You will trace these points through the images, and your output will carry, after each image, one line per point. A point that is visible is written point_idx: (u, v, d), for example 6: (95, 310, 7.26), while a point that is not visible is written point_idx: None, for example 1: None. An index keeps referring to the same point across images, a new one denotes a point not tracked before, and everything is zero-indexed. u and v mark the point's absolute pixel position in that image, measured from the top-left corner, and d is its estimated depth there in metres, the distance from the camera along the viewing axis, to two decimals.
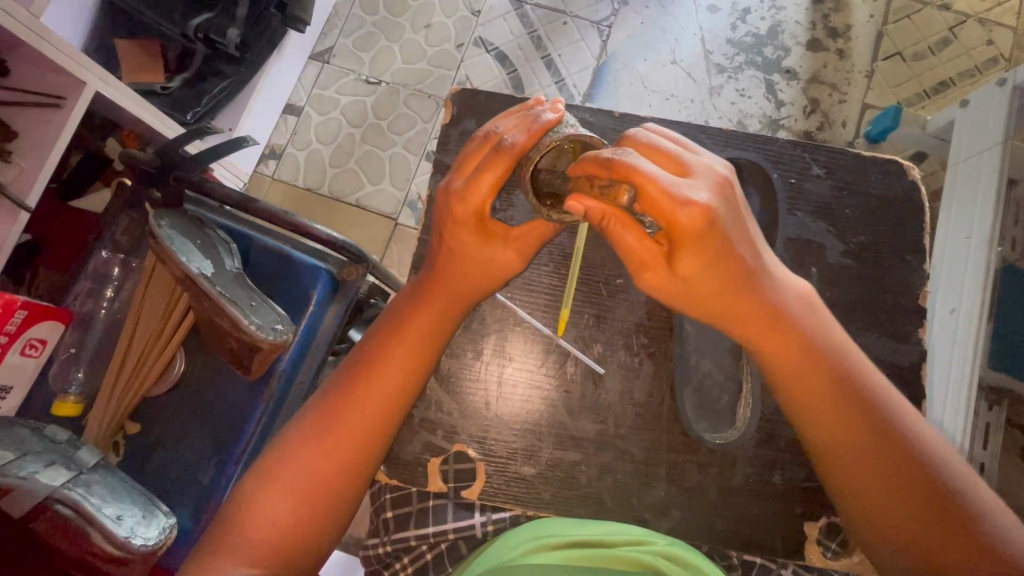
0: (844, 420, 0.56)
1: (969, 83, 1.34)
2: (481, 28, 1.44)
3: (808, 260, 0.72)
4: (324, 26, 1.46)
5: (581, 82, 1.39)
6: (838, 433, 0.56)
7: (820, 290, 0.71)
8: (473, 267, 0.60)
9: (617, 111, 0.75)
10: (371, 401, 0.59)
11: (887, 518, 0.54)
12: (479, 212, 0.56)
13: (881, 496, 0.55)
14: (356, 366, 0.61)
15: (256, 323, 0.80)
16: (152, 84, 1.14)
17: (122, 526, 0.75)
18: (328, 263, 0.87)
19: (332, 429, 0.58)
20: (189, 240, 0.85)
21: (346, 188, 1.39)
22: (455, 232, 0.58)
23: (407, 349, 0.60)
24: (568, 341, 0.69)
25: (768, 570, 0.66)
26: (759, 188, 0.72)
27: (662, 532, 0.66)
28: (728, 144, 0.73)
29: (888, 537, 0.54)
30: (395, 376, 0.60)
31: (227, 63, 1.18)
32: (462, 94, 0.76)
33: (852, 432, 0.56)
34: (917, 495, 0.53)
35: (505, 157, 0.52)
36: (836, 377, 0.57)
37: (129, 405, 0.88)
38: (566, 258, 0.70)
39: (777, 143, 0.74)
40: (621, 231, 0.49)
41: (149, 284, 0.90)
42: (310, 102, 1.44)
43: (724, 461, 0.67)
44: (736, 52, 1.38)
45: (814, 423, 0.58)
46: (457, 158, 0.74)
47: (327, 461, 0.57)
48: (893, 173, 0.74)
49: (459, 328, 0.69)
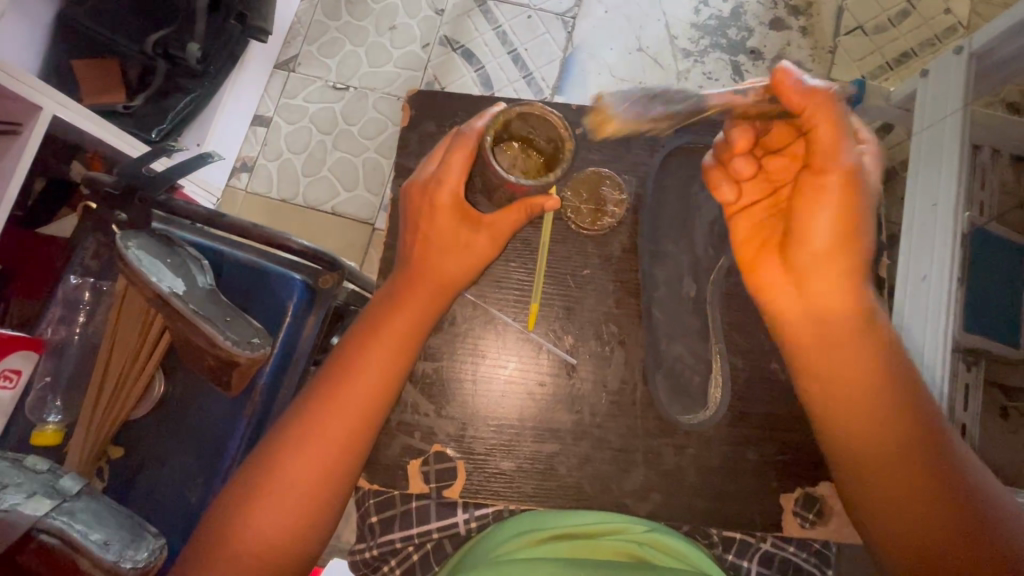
0: (865, 395, 0.59)
1: (930, 52, 1.36)
2: (446, 26, 1.44)
3: None
4: (287, 35, 1.45)
5: (549, 75, 1.39)
6: (858, 401, 0.59)
7: None
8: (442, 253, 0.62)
9: (573, 103, 0.75)
10: (348, 401, 0.59)
11: (895, 479, 0.57)
12: (452, 194, 0.61)
13: (897, 470, 0.57)
14: (335, 365, 0.61)
15: (231, 339, 0.80)
16: (114, 104, 1.14)
17: (110, 550, 0.74)
18: (303, 273, 0.88)
19: (319, 430, 0.58)
20: (159, 259, 0.85)
21: (321, 196, 1.38)
22: (432, 218, 0.62)
23: (389, 347, 0.61)
24: (538, 334, 0.70)
25: (748, 544, 0.68)
26: None
27: (644, 516, 0.66)
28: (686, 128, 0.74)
29: (898, 504, 0.57)
30: (378, 373, 0.60)
31: (190, 78, 1.20)
32: (418, 96, 0.75)
33: (865, 398, 0.59)
34: (922, 473, 0.56)
35: (467, 139, 0.59)
36: (888, 374, 0.59)
37: (107, 432, 0.86)
38: (531, 252, 0.71)
39: None
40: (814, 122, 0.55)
41: (122, 310, 0.89)
42: (278, 112, 1.43)
43: (700, 442, 0.68)
44: (700, 36, 1.39)
45: (848, 420, 0.60)
46: (417, 160, 0.74)
47: (309, 471, 0.57)
48: None
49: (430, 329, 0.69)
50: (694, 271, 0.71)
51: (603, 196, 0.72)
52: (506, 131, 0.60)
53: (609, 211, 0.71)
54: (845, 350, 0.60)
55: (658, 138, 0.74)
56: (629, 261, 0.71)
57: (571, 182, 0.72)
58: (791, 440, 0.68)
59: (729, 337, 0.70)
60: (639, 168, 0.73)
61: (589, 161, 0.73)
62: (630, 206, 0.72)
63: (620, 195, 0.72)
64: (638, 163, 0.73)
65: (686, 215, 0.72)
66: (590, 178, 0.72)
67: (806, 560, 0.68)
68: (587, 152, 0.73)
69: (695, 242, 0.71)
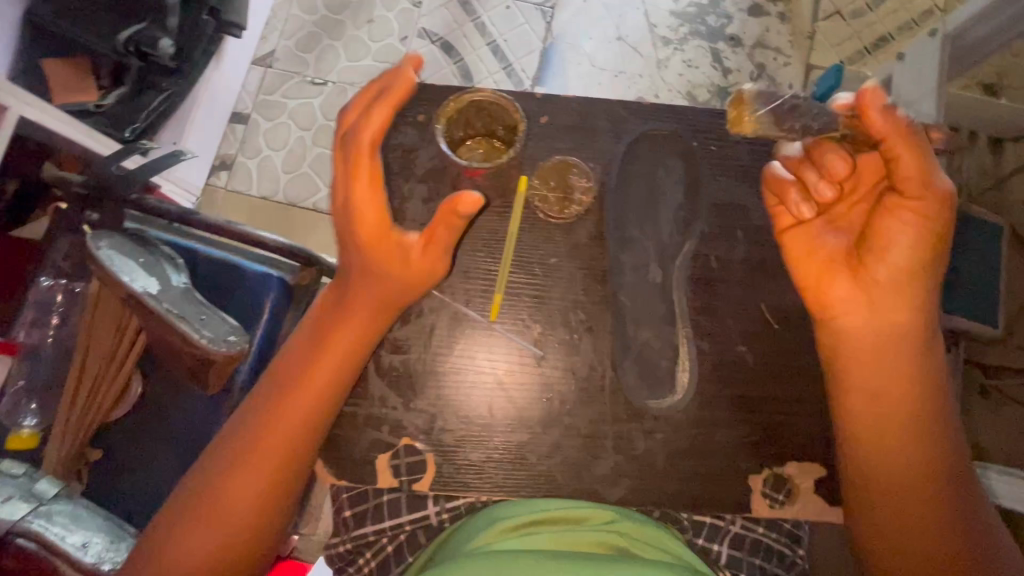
0: (903, 428, 0.61)
1: (908, 36, 1.36)
2: (424, 19, 1.43)
3: (736, 223, 0.73)
4: (263, 30, 1.44)
5: (529, 66, 1.39)
6: (896, 433, 0.61)
7: (751, 250, 0.72)
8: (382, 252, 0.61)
9: (540, 92, 0.74)
10: (285, 416, 0.61)
11: (910, 510, 0.61)
12: (375, 170, 0.59)
13: (910, 501, 0.61)
14: (280, 369, 0.64)
15: (207, 337, 0.79)
16: (85, 103, 1.12)
17: (89, 553, 0.74)
18: (281, 271, 0.89)
19: (259, 446, 0.61)
20: (132, 258, 0.84)
21: (301, 193, 1.37)
22: (359, 200, 0.59)
23: (336, 353, 0.63)
24: (504, 325, 0.70)
25: (718, 528, 0.71)
26: (684, 155, 0.73)
27: (614, 501, 0.67)
28: (652, 115, 0.74)
29: (914, 536, 0.61)
30: (322, 379, 0.62)
31: (164, 76, 1.19)
32: None
33: (904, 433, 0.61)
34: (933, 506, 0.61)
35: (391, 95, 0.58)
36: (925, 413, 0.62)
37: (85, 434, 0.86)
38: (499, 242, 0.71)
39: (700, 111, 0.74)
40: (898, 144, 0.56)
41: (95, 312, 0.88)
42: (256, 109, 1.41)
43: (668, 426, 0.68)
44: (679, 24, 1.39)
45: (882, 446, 0.62)
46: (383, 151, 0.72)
47: (261, 472, 0.60)
48: None
49: (399, 321, 0.69)
50: (661, 257, 0.71)
51: (570, 184, 0.72)
52: (457, 117, 0.68)
53: (576, 200, 0.72)
54: (898, 386, 0.61)
55: (625, 125, 0.74)
56: (597, 248, 0.71)
57: (537, 171, 0.72)
58: (761, 422, 0.69)
59: (696, 322, 0.70)
60: (606, 155, 0.73)
61: (556, 149, 0.73)
62: (596, 193, 0.72)
63: (586, 182, 0.72)
64: (605, 150, 0.73)
65: (652, 201, 0.72)
66: (557, 167, 0.72)
67: (777, 540, 0.72)
68: (553, 141, 0.73)
69: (661, 228, 0.71)
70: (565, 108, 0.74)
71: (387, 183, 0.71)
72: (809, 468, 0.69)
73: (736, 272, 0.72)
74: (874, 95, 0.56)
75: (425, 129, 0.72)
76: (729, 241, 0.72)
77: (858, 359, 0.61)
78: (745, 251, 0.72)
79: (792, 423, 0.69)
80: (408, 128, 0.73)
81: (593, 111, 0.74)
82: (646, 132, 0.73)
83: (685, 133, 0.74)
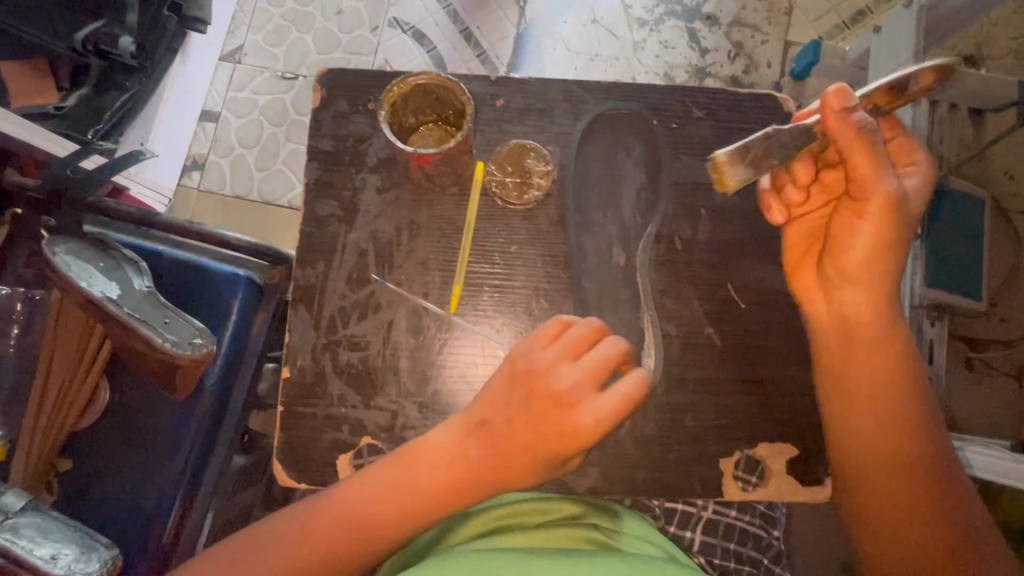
0: (883, 428, 0.60)
1: (886, 8, 1.34)
2: (395, 7, 1.39)
3: (696, 202, 0.71)
4: (229, 25, 1.40)
5: (503, 52, 1.36)
6: (878, 434, 0.60)
7: (714, 230, 0.71)
8: (515, 419, 0.54)
9: (494, 75, 0.72)
10: (352, 518, 0.55)
11: (899, 515, 0.59)
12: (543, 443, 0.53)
13: (894, 505, 0.59)
14: (393, 466, 0.57)
15: (171, 340, 0.77)
16: (44, 106, 1.07)
17: (59, 565, 0.72)
18: (249, 269, 0.87)
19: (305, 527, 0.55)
20: (90, 263, 0.81)
21: (275, 191, 1.35)
22: (495, 432, 0.55)
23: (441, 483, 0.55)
24: (463, 316, 0.68)
25: (690, 514, 0.72)
26: (644, 135, 0.71)
27: (582, 492, 0.66)
28: (611, 95, 0.72)
29: (903, 543, 0.58)
30: (415, 498, 0.55)
31: (126, 75, 1.15)
32: (334, 75, 0.72)
33: (887, 432, 0.60)
34: (922, 510, 0.58)
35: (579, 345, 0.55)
36: (909, 413, 0.60)
37: (53, 446, 0.84)
38: (457, 232, 0.70)
39: (659, 89, 0.73)
40: (857, 154, 0.56)
41: (58, 322, 0.86)
42: (227, 106, 1.38)
43: (636, 413, 0.67)
44: (654, 4, 1.36)
45: (864, 446, 0.61)
46: (332, 142, 0.71)
47: (318, 556, 0.54)
48: (772, 106, 0.74)
49: (355, 316, 0.68)
50: (624, 240, 0.69)
51: (527, 169, 0.70)
52: (403, 104, 0.65)
53: (535, 184, 0.70)
54: (876, 376, 0.61)
55: (583, 106, 0.72)
56: (557, 234, 0.70)
57: (493, 157, 0.71)
58: (731, 405, 0.68)
59: (660, 305, 0.69)
60: (563, 138, 0.71)
61: (512, 134, 0.71)
62: (555, 177, 0.70)
63: (544, 166, 0.70)
64: (562, 134, 0.71)
65: (613, 184, 0.70)
66: (513, 151, 0.71)
67: (751, 522, 0.72)
68: (509, 125, 0.71)
69: (624, 211, 0.69)
70: (521, 91, 0.72)
71: (340, 174, 0.70)
72: (780, 448, 0.68)
73: (700, 253, 0.70)
74: (836, 100, 0.55)
75: (375, 117, 0.71)
76: (693, 222, 0.71)
77: (846, 359, 0.62)
78: (708, 231, 0.71)
79: (764, 405, 0.68)
80: (359, 117, 0.71)
81: (549, 93, 0.72)
82: (605, 114, 0.72)
83: (645, 113, 0.72)
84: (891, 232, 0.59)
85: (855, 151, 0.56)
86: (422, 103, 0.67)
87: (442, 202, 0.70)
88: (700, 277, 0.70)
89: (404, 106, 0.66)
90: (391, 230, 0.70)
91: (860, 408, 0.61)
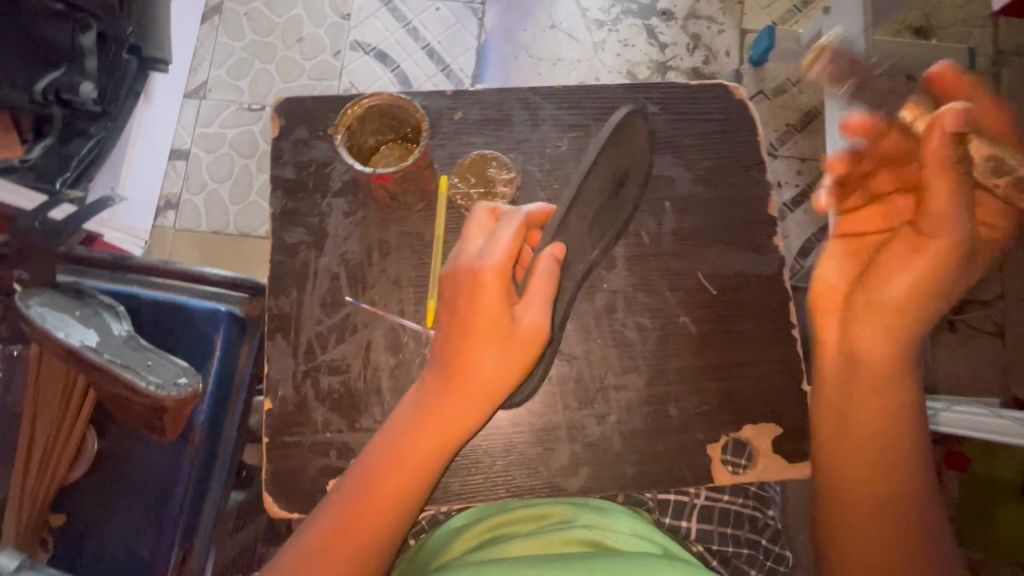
0: (882, 440, 0.61)
1: None
2: (355, 30, 1.40)
3: (658, 195, 0.72)
4: (191, 62, 1.40)
5: (465, 64, 1.37)
6: (874, 445, 0.61)
7: (680, 221, 0.72)
8: (480, 307, 0.57)
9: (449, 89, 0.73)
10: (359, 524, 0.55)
11: (866, 524, 0.60)
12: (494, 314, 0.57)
13: (866, 511, 0.60)
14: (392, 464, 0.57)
15: (154, 383, 0.77)
16: (8, 159, 1.05)
17: None
18: (228, 304, 0.85)
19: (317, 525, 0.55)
20: (66, 313, 0.81)
21: (250, 222, 1.34)
22: (464, 345, 0.58)
23: (444, 424, 0.58)
24: None
25: (684, 503, 0.72)
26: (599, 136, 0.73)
27: (575, 491, 0.66)
28: (565, 99, 0.74)
29: (862, 546, 0.60)
30: (409, 471, 0.57)
31: (89, 121, 1.14)
32: (291, 102, 0.72)
33: (883, 446, 0.60)
34: (891, 522, 0.59)
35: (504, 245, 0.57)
36: (905, 435, 0.61)
37: (44, 502, 0.83)
38: (427, 247, 0.70)
39: (613, 87, 0.74)
40: (935, 183, 0.56)
41: (38, 378, 0.84)
42: (196, 143, 1.38)
43: (621, 408, 0.68)
44: (610, 4, 1.39)
45: (857, 457, 0.61)
46: (295, 169, 0.71)
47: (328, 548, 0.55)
48: (724, 95, 0.75)
49: (333, 339, 0.68)
50: None
51: (490, 177, 0.71)
52: (360, 126, 0.67)
53: (499, 191, 0.71)
54: (887, 391, 0.61)
55: (539, 112, 0.73)
56: None
57: (457, 169, 0.71)
58: (715, 391, 0.69)
59: (634, 299, 0.70)
60: (523, 145, 0.73)
61: (472, 145, 0.72)
62: (519, 184, 0.71)
63: (507, 174, 0.71)
64: (522, 141, 0.73)
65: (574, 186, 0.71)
66: (475, 162, 0.71)
67: (745, 504, 0.73)
68: (468, 137, 0.72)
69: None
70: (477, 102, 0.73)
71: (307, 201, 0.71)
72: (765, 428, 0.69)
73: (668, 245, 0.71)
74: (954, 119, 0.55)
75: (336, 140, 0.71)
76: (658, 214, 0.72)
77: (864, 373, 0.61)
78: (674, 223, 0.72)
79: (745, 388, 0.69)
80: (320, 143, 0.72)
81: (505, 102, 0.73)
82: (561, 117, 0.73)
83: (600, 112, 0.73)
84: (940, 275, 0.58)
85: (937, 178, 0.56)
86: (379, 126, 0.68)
87: (410, 218, 0.71)
88: (671, 269, 0.71)
89: (362, 130, 0.67)
90: (361, 251, 0.70)
91: (868, 417, 0.61)
